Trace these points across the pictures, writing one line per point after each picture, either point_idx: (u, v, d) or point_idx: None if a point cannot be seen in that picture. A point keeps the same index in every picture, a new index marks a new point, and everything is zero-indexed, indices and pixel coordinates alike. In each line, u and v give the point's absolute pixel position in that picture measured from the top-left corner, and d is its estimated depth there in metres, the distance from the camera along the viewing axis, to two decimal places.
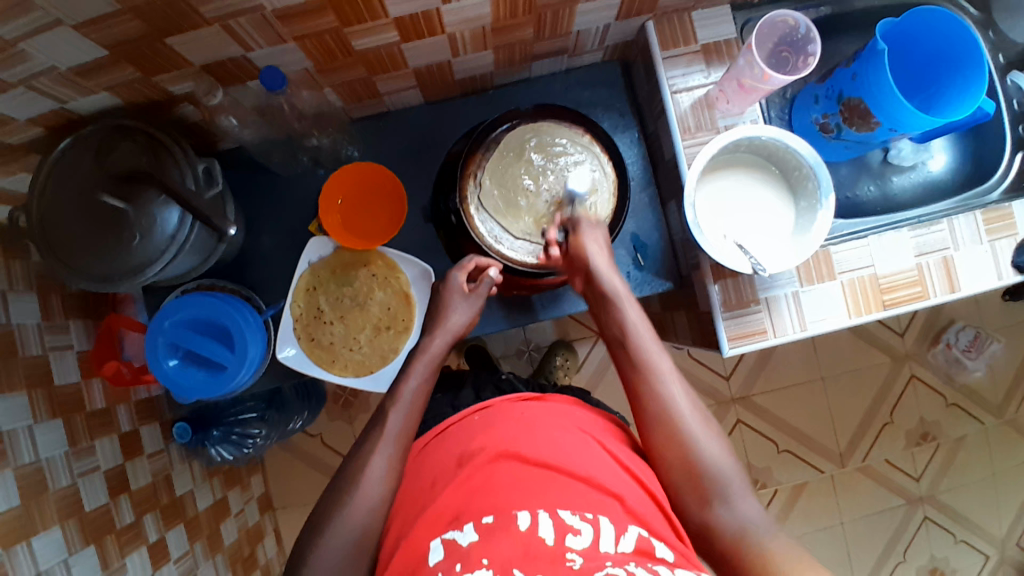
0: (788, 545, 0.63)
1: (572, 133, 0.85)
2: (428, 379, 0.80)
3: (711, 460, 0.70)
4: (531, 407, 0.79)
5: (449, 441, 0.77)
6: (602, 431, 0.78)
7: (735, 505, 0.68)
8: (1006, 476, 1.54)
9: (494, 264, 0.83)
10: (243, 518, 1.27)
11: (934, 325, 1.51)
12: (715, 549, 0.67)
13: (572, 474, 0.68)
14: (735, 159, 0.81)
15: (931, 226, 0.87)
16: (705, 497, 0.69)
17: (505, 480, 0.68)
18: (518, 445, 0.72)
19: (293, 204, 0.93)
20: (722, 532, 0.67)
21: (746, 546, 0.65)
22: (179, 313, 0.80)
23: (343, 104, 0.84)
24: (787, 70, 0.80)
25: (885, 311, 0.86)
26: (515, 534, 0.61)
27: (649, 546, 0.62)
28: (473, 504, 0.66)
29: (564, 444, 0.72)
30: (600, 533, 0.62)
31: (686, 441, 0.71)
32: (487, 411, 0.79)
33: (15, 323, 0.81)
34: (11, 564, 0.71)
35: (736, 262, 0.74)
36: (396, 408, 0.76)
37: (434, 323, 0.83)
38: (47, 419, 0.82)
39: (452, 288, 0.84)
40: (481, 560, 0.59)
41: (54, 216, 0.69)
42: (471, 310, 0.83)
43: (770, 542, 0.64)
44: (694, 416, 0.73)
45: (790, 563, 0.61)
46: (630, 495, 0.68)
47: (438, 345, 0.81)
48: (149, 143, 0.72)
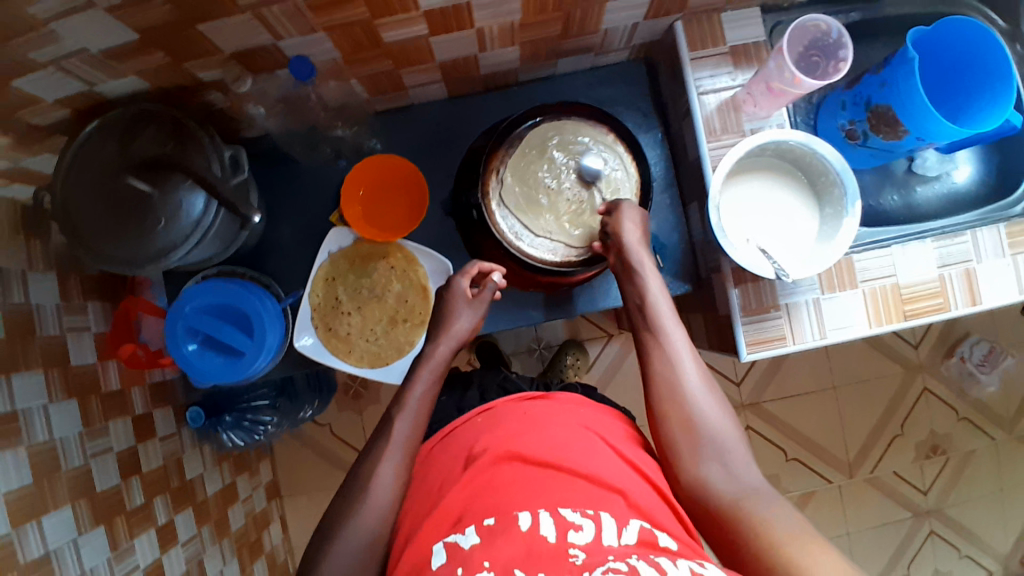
0: (785, 515, 0.62)
1: (596, 132, 0.85)
2: (434, 383, 0.79)
3: (717, 426, 0.69)
4: (536, 405, 0.80)
5: (454, 443, 0.78)
6: (610, 427, 0.78)
7: (735, 471, 0.67)
8: (1014, 493, 1.53)
9: (495, 269, 0.83)
10: (251, 505, 1.28)
11: (949, 338, 1.49)
12: (710, 513, 0.66)
13: (575, 471, 0.68)
14: (759, 163, 0.81)
15: (956, 237, 0.86)
16: (708, 458, 0.68)
17: (508, 481, 0.68)
18: (519, 445, 0.72)
19: (314, 193, 0.93)
20: (720, 493, 0.66)
21: (744, 510, 0.64)
22: (198, 299, 0.81)
23: (368, 96, 0.85)
24: (816, 75, 0.78)
25: (905, 322, 0.85)
26: (516, 534, 0.61)
27: (651, 537, 0.62)
28: (475, 507, 0.66)
29: (565, 441, 0.72)
30: (601, 529, 0.61)
31: (693, 403, 0.71)
32: (490, 412, 0.80)
33: (33, 303, 0.82)
34: (20, 543, 0.72)
35: (759, 266, 0.74)
36: (402, 415, 0.75)
37: (438, 328, 0.82)
38: (63, 399, 0.83)
39: (455, 293, 0.84)
40: (482, 562, 0.58)
41: (78, 200, 0.69)
42: (475, 315, 0.83)
43: (768, 511, 0.63)
44: (704, 383, 0.72)
45: (784, 531, 0.60)
46: (634, 489, 0.68)
47: (443, 351, 0.80)
48: (174, 129, 0.72)
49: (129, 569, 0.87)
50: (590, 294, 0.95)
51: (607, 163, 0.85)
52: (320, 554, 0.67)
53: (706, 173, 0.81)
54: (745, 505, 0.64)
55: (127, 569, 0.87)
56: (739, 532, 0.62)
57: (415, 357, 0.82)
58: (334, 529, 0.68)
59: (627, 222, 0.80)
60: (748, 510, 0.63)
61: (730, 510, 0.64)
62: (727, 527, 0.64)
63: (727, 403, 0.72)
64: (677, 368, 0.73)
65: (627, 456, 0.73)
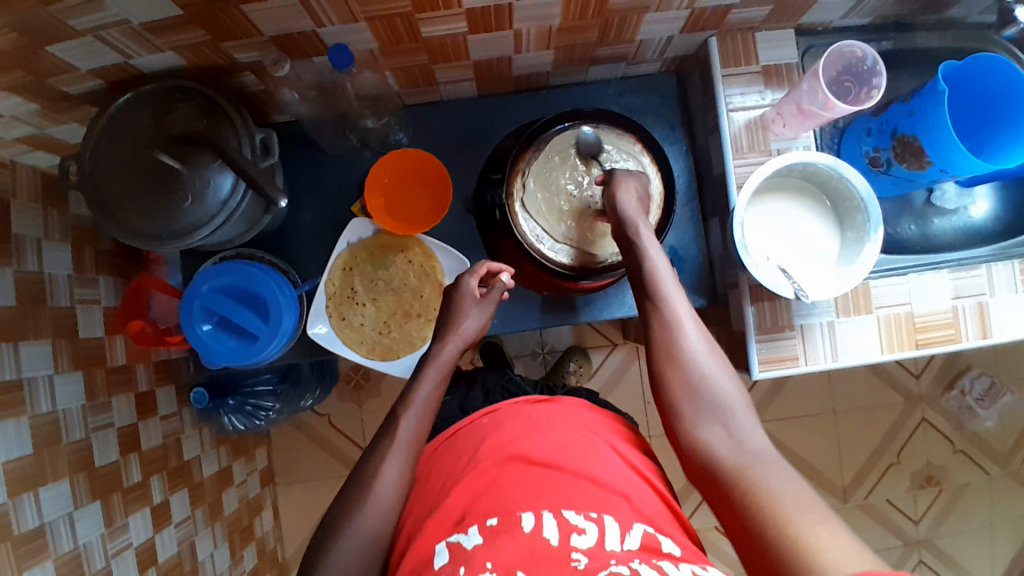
0: (785, 471, 0.61)
1: (621, 141, 0.85)
2: (439, 384, 0.78)
3: (722, 392, 0.69)
4: (541, 408, 0.78)
5: (458, 442, 0.77)
6: (612, 432, 0.78)
7: (739, 435, 0.66)
8: (1005, 528, 1.53)
9: (505, 269, 0.84)
10: (245, 489, 1.27)
11: (950, 370, 1.50)
12: (712, 478, 0.65)
13: (579, 473, 0.68)
14: (784, 184, 0.81)
15: (971, 269, 0.86)
16: (713, 424, 0.67)
17: (511, 484, 0.67)
18: (523, 448, 0.72)
19: (338, 183, 0.93)
20: (721, 458, 0.65)
21: (745, 471, 0.62)
22: (216, 279, 0.81)
23: (400, 89, 0.85)
24: (848, 100, 0.79)
25: (917, 350, 0.85)
26: (520, 535, 0.61)
27: (655, 543, 0.62)
28: (478, 507, 0.66)
29: (569, 445, 0.72)
30: (604, 533, 0.61)
31: (698, 371, 0.70)
32: (495, 414, 0.79)
33: (46, 272, 0.81)
34: (15, 514, 0.72)
35: (779, 286, 0.75)
36: (408, 413, 0.75)
37: (447, 329, 0.81)
38: (68, 370, 0.83)
39: (464, 293, 0.82)
40: (485, 563, 0.58)
41: (107, 169, 0.70)
42: (483, 316, 0.82)
43: (767, 467, 0.62)
44: (709, 351, 0.71)
45: (783, 488, 0.59)
46: (636, 495, 0.68)
47: (450, 351, 0.79)
48: (208, 107, 0.73)
49: (121, 546, 0.87)
50: (605, 301, 0.95)
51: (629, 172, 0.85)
52: (320, 544, 0.67)
53: (731, 190, 0.82)
54: (747, 467, 0.62)
55: (119, 546, 0.86)
56: (737, 492, 0.61)
57: (422, 356, 0.81)
58: (337, 518, 0.68)
59: (622, 192, 0.78)
60: (748, 471, 0.62)
61: (731, 474, 0.63)
62: (726, 488, 0.62)
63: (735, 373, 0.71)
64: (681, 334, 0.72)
65: (634, 465, 0.73)
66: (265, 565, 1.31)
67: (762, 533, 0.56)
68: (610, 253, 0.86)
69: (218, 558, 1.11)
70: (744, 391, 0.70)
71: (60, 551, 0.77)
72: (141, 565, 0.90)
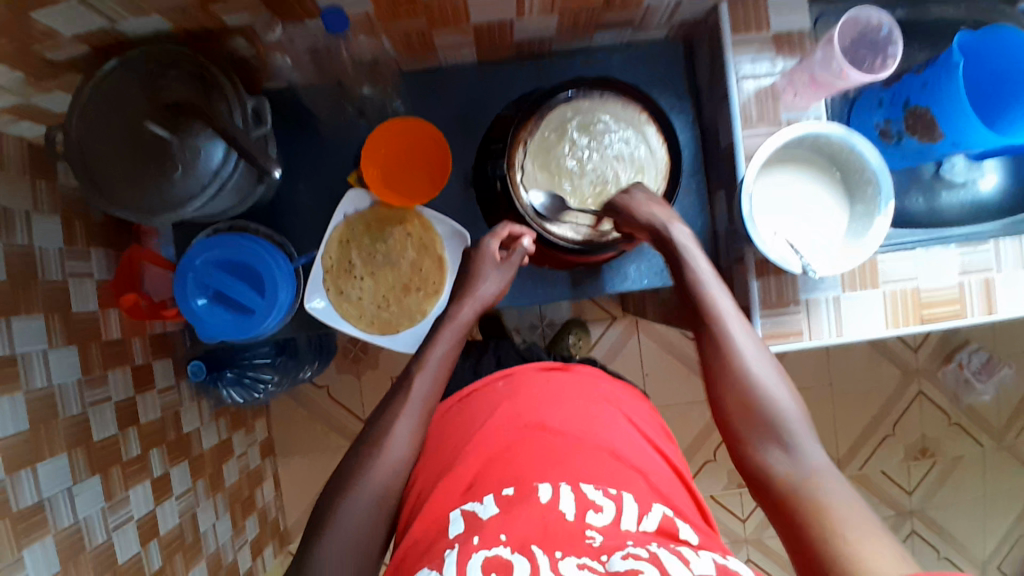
0: (847, 493, 0.60)
1: (624, 110, 0.82)
2: (455, 346, 0.79)
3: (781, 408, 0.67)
4: (556, 376, 0.77)
5: (472, 403, 0.75)
6: (627, 403, 0.78)
7: (799, 453, 0.65)
8: (997, 499, 1.55)
9: (528, 233, 0.82)
10: (245, 461, 1.27)
11: (948, 344, 1.50)
12: (768, 495, 0.64)
13: (597, 446, 0.68)
14: (794, 155, 0.79)
15: (979, 245, 0.85)
16: (770, 441, 0.66)
17: (528, 453, 0.66)
18: (541, 417, 0.71)
19: (335, 154, 0.91)
20: (779, 477, 0.64)
21: (802, 487, 0.61)
22: (211, 251, 0.79)
23: (397, 55, 0.82)
24: (863, 68, 0.76)
25: (922, 326, 0.84)
26: (535, 506, 0.60)
27: (672, 526, 0.61)
28: (492, 475, 0.65)
29: (587, 417, 0.71)
30: (621, 511, 0.61)
31: (754, 389, 0.69)
32: (510, 377, 0.77)
33: (37, 246, 0.79)
34: (13, 489, 0.72)
35: (787, 260, 0.73)
36: (421, 374, 0.76)
37: (463, 291, 0.82)
38: (63, 344, 0.81)
39: (485, 255, 0.82)
40: (499, 536, 0.58)
41: (96, 138, 0.68)
42: (501, 280, 0.82)
43: (829, 489, 0.60)
44: (766, 367, 0.70)
45: (844, 512, 0.58)
46: (652, 472, 0.68)
47: (466, 314, 0.80)
48: (200, 74, 0.70)
49: (122, 519, 0.87)
50: (609, 275, 0.92)
51: (629, 142, 0.83)
52: (320, 518, 0.66)
53: (739, 161, 0.80)
54: (805, 485, 0.61)
55: (121, 518, 0.86)
56: (796, 510, 0.60)
57: (437, 320, 0.82)
58: (338, 492, 0.67)
59: (642, 202, 0.78)
60: (808, 489, 0.61)
61: (787, 490, 0.62)
62: (784, 505, 0.62)
63: (797, 392, 0.70)
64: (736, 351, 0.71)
65: (650, 439, 0.73)
66: (266, 534, 1.32)
67: (819, 554, 0.55)
68: None
69: (219, 529, 1.11)
70: (805, 409, 0.69)
71: (61, 525, 0.77)
72: (143, 537, 0.90)
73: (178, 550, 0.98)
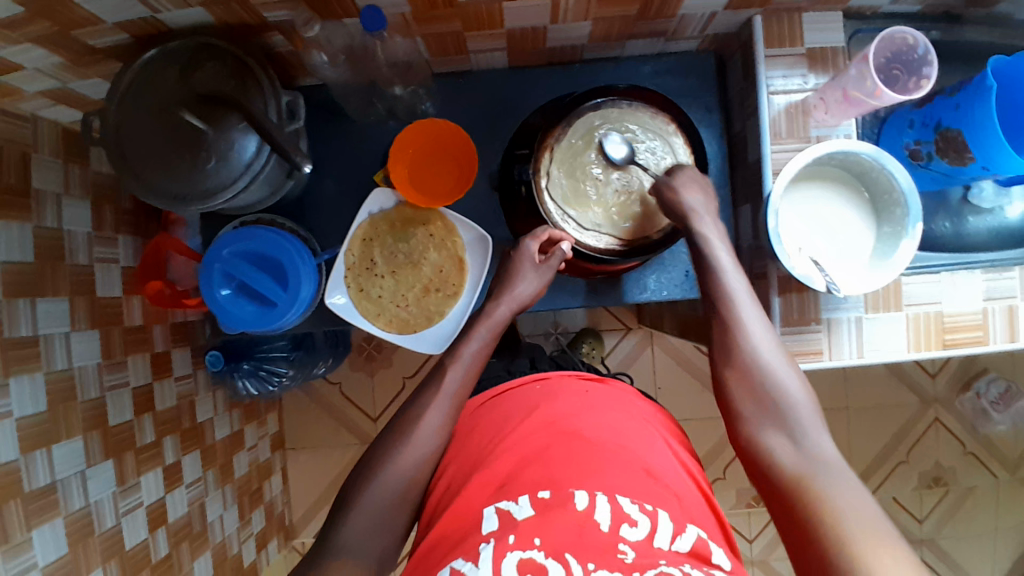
0: (852, 482, 0.61)
1: (652, 120, 0.83)
2: (488, 343, 0.82)
3: (790, 399, 0.69)
4: (593, 387, 0.78)
5: (506, 404, 0.76)
6: (659, 422, 0.78)
7: (806, 444, 0.66)
8: (1010, 533, 1.52)
9: (567, 239, 0.83)
10: (256, 453, 1.28)
11: (967, 372, 1.48)
12: (771, 483, 0.65)
13: (633, 459, 0.67)
14: (824, 173, 0.79)
15: (1004, 272, 0.84)
16: (778, 430, 0.67)
17: (564, 456, 0.66)
18: (579, 425, 0.70)
19: (363, 151, 0.92)
20: (784, 466, 0.65)
21: (806, 475, 0.63)
22: (238, 244, 0.80)
23: (430, 56, 0.83)
24: (895, 88, 0.76)
25: (944, 351, 0.83)
26: (571, 512, 0.60)
27: (706, 550, 0.61)
28: (528, 477, 0.65)
29: (623, 428, 0.71)
30: (656, 528, 0.60)
31: (766, 378, 0.70)
32: (547, 382, 0.78)
33: (65, 230, 0.81)
34: (26, 470, 0.73)
35: (811, 276, 0.73)
36: (454, 367, 0.79)
37: (501, 290, 0.84)
38: (85, 328, 0.83)
39: (523, 256, 0.84)
40: (533, 539, 0.58)
41: (133, 123, 0.69)
42: (539, 281, 0.84)
43: (833, 477, 0.62)
44: (780, 360, 0.71)
45: (848, 501, 0.59)
46: (685, 494, 0.67)
47: (501, 312, 0.83)
48: (236, 67, 0.71)
49: (133, 505, 0.88)
50: (629, 285, 0.92)
51: (656, 152, 0.83)
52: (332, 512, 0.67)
53: (767, 177, 0.80)
54: (810, 476, 0.62)
55: (132, 504, 0.87)
56: (798, 498, 0.61)
57: (474, 314, 0.85)
58: None
59: (681, 188, 0.80)
60: (813, 478, 0.62)
61: (792, 477, 0.63)
62: (787, 493, 0.63)
63: (807, 383, 0.71)
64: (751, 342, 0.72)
65: (682, 458, 0.73)
66: (272, 528, 1.32)
67: (817, 543, 0.57)
68: (654, 229, 0.84)
69: (226, 519, 1.12)
70: (814, 402, 0.70)
71: (71, 508, 0.78)
72: (151, 524, 0.91)
73: (185, 539, 0.99)
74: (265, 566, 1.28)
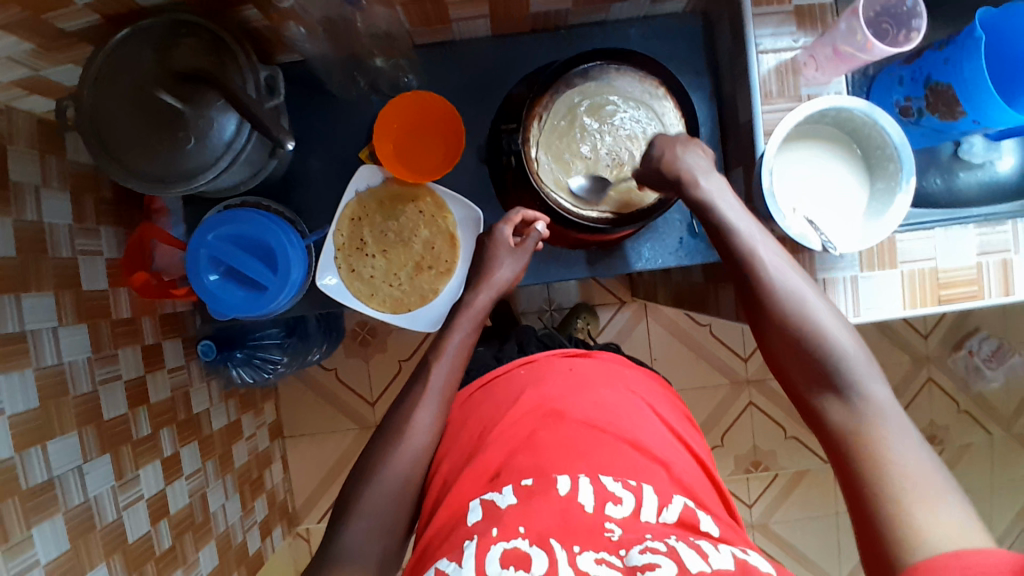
0: (905, 435, 0.60)
1: (640, 84, 0.81)
2: (471, 332, 0.81)
3: (840, 352, 0.65)
4: (579, 362, 0.77)
5: (495, 390, 0.76)
6: (651, 391, 0.77)
7: (857, 394, 0.64)
8: (1004, 490, 1.54)
9: (540, 218, 0.83)
10: (254, 442, 1.28)
11: (959, 330, 1.49)
12: (826, 437, 0.64)
13: (619, 436, 0.67)
14: (816, 131, 0.78)
15: (997, 225, 0.83)
16: (832, 389, 0.65)
17: (549, 441, 0.66)
18: (566, 405, 0.70)
19: (347, 130, 0.90)
20: (836, 421, 0.63)
21: (861, 431, 0.61)
22: (222, 227, 0.78)
23: (411, 27, 0.81)
24: (886, 43, 0.75)
25: (940, 307, 0.83)
26: (554, 499, 0.60)
27: (693, 518, 0.61)
28: (515, 464, 0.64)
29: (610, 404, 0.71)
30: (640, 503, 0.61)
31: (812, 337, 0.67)
32: (532, 365, 0.77)
33: (46, 222, 0.79)
34: (23, 467, 0.72)
35: (807, 237, 0.73)
36: (440, 361, 0.78)
37: (480, 278, 0.83)
38: (73, 322, 0.81)
39: (499, 241, 0.84)
40: (518, 528, 0.58)
41: (109, 105, 0.67)
42: (517, 265, 0.83)
43: (885, 430, 0.60)
44: (828, 314, 0.68)
45: (902, 458, 0.58)
46: (675, 463, 0.67)
47: (482, 300, 0.82)
48: (213, 43, 0.69)
49: (132, 498, 0.87)
50: (622, 254, 0.91)
51: (641, 120, 0.82)
52: None
53: (759, 138, 0.79)
54: (865, 432, 0.61)
55: (130, 498, 0.87)
56: (852, 454, 0.60)
57: (455, 305, 0.84)
58: None
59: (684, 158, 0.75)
60: (873, 436, 0.60)
61: (848, 433, 0.62)
62: (844, 450, 0.62)
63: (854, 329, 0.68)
64: (794, 300, 0.68)
65: (673, 428, 0.72)
66: (275, 515, 1.32)
67: (870, 497, 0.57)
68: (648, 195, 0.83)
69: (229, 509, 1.12)
70: (863, 345, 0.67)
71: (71, 504, 0.77)
72: (153, 517, 0.91)
73: (188, 529, 0.98)
74: (270, 553, 1.28)
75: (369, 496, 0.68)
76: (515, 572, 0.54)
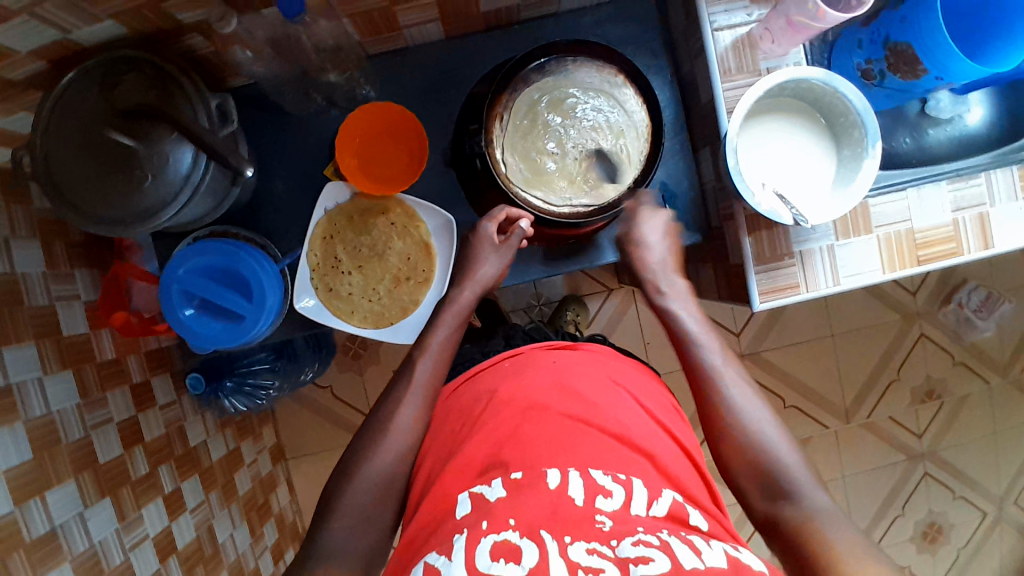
0: (851, 536, 0.59)
1: (598, 74, 0.80)
2: (457, 329, 0.82)
3: (785, 464, 0.67)
4: (562, 354, 0.77)
5: (480, 382, 0.75)
6: (631, 377, 0.77)
7: (804, 503, 0.64)
8: (1005, 436, 1.55)
9: (523, 216, 0.83)
10: (257, 468, 1.27)
11: (947, 284, 1.48)
12: (779, 547, 0.63)
13: (604, 429, 0.67)
14: (779, 104, 0.78)
15: (971, 179, 0.83)
16: (778, 495, 0.65)
17: (534, 434, 0.66)
18: (550, 399, 0.69)
19: (311, 147, 0.90)
20: (788, 526, 0.63)
21: (807, 530, 0.61)
22: (195, 259, 0.78)
23: (361, 38, 0.80)
24: (838, 8, 0.74)
25: (919, 267, 0.83)
26: (544, 492, 0.59)
27: (682, 512, 0.61)
28: (502, 458, 0.64)
29: (593, 396, 0.70)
30: (630, 496, 0.60)
31: (757, 448, 0.68)
32: (518, 357, 0.77)
33: (19, 272, 0.77)
34: (24, 520, 0.71)
35: (777, 210, 0.73)
36: (425, 356, 0.79)
37: (463, 275, 0.85)
38: (57, 370, 0.80)
39: (482, 238, 0.85)
40: (508, 520, 0.57)
41: (61, 153, 0.66)
42: (501, 262, 0.84)
43: (832, 532, 0.60)
44: (772, 424, 0.70)
45: (850, 552, 0.57)
46: (661, 453, 0.67)
47: (467, 295, 0.83)
48: (159, 76, 0.68)
49: (138, 538, 0.86)
50: (601, 247, 0.91)
51: (604, 110, 0.81)
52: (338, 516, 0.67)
53: (722, 116, 0.79)
54: (812, 533, 0.60)
55: (136, 539, 0.86)
56: (802, 553, 0.60)
57: (439, 303, 0.85)
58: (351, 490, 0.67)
59: (650, 236, 0.85)
60: (818, 538, 0.60)
61: (796, 531, 0.62)
62: (795, 555, 0.60)
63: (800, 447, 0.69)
64: (744, 412, 0.71)
65: (655, 416, 0.72)
66: (286, 538, 1.32)
67: None
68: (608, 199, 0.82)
69: (237, 538, 1.11)
70: (809, 462, 0.68)
71: (75, 551, 0.76)
72: (161, 555, 0.90)
73: (199, 562, 0.97)
74: None
75: (372, 514, 0.68)
76: (506, 565, 0.52)
